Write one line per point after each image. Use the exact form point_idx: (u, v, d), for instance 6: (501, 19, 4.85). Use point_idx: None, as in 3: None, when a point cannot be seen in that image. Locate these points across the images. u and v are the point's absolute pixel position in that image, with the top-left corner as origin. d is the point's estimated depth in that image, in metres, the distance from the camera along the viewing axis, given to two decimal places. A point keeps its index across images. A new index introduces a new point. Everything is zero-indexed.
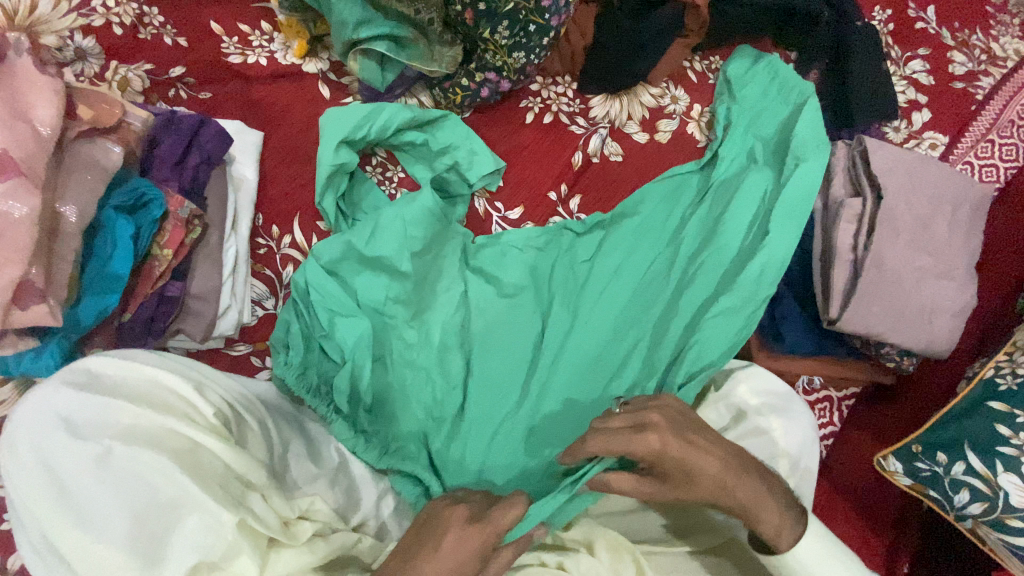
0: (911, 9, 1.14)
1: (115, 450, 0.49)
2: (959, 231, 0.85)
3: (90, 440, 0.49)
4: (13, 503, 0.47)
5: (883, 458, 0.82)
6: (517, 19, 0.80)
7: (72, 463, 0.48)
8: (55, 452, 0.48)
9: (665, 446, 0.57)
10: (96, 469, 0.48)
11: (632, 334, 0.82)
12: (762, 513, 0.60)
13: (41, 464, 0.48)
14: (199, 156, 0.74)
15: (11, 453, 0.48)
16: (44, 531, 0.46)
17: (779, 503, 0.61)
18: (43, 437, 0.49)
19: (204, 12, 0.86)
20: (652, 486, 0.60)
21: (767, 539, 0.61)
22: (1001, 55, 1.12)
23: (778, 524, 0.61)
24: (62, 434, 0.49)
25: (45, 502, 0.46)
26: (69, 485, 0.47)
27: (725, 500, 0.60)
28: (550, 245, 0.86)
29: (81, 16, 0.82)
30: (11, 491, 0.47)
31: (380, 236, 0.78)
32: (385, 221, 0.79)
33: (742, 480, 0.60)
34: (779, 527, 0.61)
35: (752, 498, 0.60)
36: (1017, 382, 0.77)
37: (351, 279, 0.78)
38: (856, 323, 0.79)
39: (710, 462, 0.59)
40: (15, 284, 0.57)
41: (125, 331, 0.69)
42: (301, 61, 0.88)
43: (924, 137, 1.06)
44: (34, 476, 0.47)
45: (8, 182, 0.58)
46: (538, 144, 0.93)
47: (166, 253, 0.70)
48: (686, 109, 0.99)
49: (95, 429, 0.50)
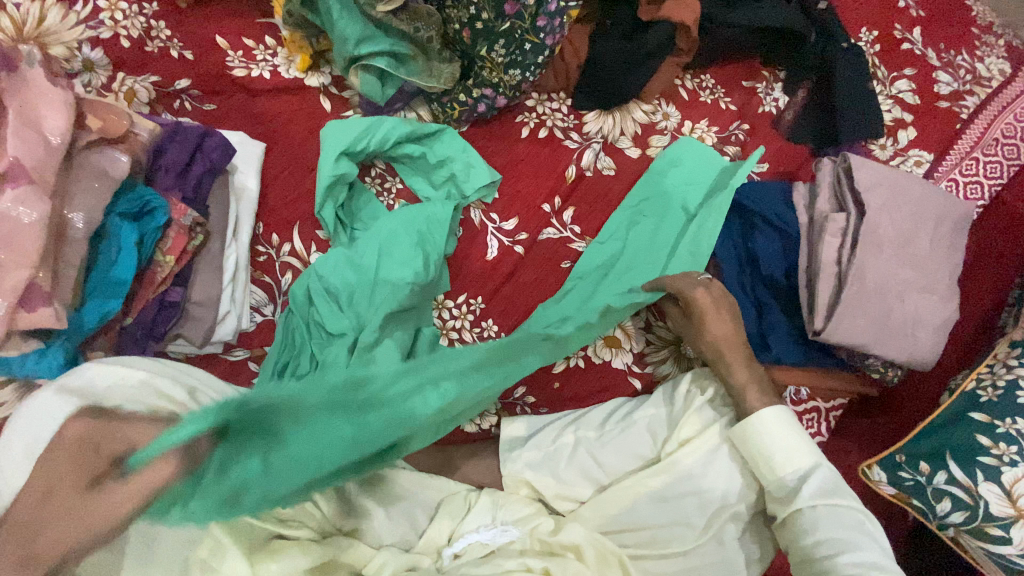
0: (898, 30, 1.17)
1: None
2: (942, 246, 0.88)
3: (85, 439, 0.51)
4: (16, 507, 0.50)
5: (868, 468, 0.83)
6: (514, 39, 0.84)
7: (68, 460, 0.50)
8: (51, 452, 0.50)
9: (705, 298, 0.78)
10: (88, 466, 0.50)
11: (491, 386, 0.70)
12: (734, 369, 0.76)
13: (38, 465, 0.50)
14: (202, 165, 0.76)
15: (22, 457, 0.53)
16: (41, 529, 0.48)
17: (751, 375, 0.75)
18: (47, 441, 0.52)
19: (210, 27, 0.89)
20: (684, 322, 0.83)
21: (738, 392, 0.74)
22: (985, 75, 1.16)
23: (743, 383, 0.74)
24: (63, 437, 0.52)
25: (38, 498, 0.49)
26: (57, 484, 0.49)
27: (716, 351, 0.77)
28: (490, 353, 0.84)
29: (90, 29, 0.85)
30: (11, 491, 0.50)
31: (386, 258, 0.82)
32: (388, 241, 0.83)
33: (738, 349, 0.77)
34: (747, 384, 0.74)
35: (734, 359, 0.76)
36: (997, 394, 0.79)
37: (348, 297, 0.80)
38: (840, 335, 0.81)
39: (724, 322, 0.78)
40: (23, 287, 0.59)
41: (126, 334, 0.71)
42: (303, 75, 0.90)
43: (910, 154, 1.09)
44: (34, 477, 0.50)
45: (18, 189, 0.60)
46: (532, 157, 0.96)
47: (168, 259, 0.72)
48: (677, 126, 1.02)
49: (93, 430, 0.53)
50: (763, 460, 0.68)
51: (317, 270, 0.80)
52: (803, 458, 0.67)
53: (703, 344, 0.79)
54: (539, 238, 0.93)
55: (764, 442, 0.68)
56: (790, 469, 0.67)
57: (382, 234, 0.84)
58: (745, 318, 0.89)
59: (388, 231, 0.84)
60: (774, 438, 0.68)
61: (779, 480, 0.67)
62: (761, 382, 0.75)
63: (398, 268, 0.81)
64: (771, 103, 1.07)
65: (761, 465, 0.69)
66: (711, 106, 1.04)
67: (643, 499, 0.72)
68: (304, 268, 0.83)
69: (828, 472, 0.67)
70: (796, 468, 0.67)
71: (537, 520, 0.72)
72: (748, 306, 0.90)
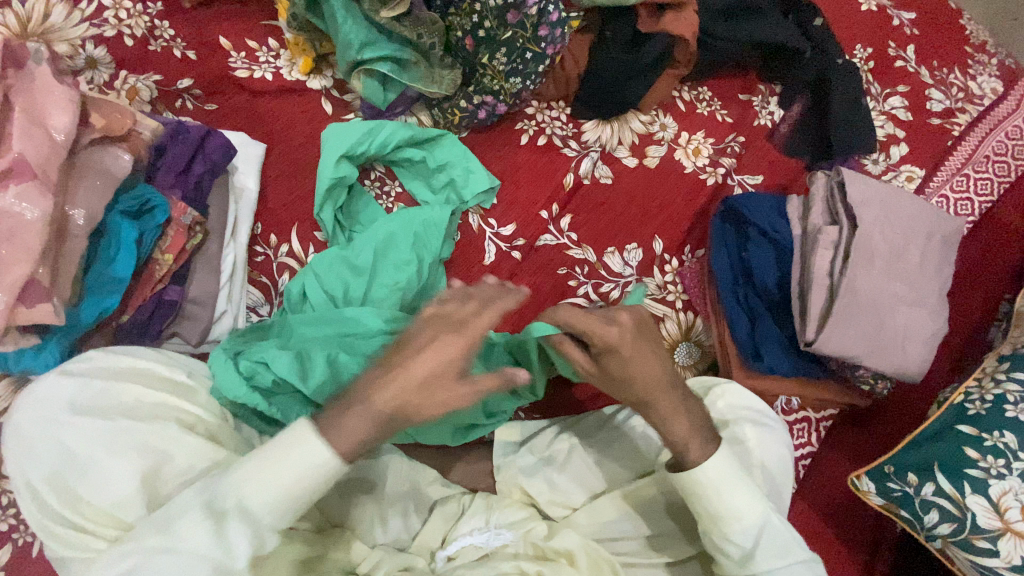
0: (892, 48, 1.20)
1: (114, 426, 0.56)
2: (932, 260, 0.89)
3: (95, 417, 0.56)
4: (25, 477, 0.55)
5: (857, 478, 0.84)
6: (515, 47, 0.85)
7: (78, 437, 0.55)
8: (64, 426, 0.55)
9: (621, 340, 0.63)
10: (103, 441, 0.55)
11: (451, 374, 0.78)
12: (672, 420, 0.64)
13: (51, 437, 0.55)
14: (203, 166, 0.76)
15: (22, 434, 0.56)
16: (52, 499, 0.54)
17: (690, 421, 0.64)
18: (52, 419, 0.56)
19: (213, 27, 0.90)
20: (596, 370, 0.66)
21: (679, 446, 0.63)
22: (977, 93, 1.18)
23: (687, 435, 0.63)
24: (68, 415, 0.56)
25: (55, 467, 0.55)
26: (77, 455, 0.55)
27: (647, 397, 0.64)
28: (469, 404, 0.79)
29: (94, 26, 0.85)
30: (27, 458, 0.55)
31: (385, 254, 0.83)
32: (389, 237, 0.84)
33: (666, 390, 0.64)
34: (689, 436, 0.63)
35: (668, 403, 0.64)
36: (985, 407, 0.81)
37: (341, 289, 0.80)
38: (832, 346, 0.82)
39: (648, 366, 0.64)
40: (22, 283, 0.59)
41: (122, 332, 0.71)
42: (305, 77, 0.91)
43: (901, 170, 1.11)
44: (50, 446, 0.55)
45: (22, 185, 0.60)
46: (530, 164, 0.97)
47: (167, 257, 0.72)
48: (674, 136, 1.03)
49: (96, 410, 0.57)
50: (712, 519, 0.62)
51: (313, 269, 0.80)
52: (754, 517, 0.61)
53: (627, 391, 0.65)
54: (536, 244, 0.94)
55: (714, 502, 0.61)
56: (741, 528, 0.61)
57: (378, 236, 0.84)
58: (737, 328, 0.90)
59: (387, 228, 0.84)
60: (727, 495, 0.61)
61: (726, 536, 0.61)
62: (700, 425, 0.64)
63: (393, 272, 0.82)
64: (767, 116, 1.09)
65: (710, 525, 0.62)
66: (708, 118, 1.06)
67: (636, 508, 0.73)
68: (302, 268, 0.83)
69: (778, 521, 0.63)
70: (747, 528, 0.61)
71: (530, 524, 0.72)
72: (742, 315, 0.91)
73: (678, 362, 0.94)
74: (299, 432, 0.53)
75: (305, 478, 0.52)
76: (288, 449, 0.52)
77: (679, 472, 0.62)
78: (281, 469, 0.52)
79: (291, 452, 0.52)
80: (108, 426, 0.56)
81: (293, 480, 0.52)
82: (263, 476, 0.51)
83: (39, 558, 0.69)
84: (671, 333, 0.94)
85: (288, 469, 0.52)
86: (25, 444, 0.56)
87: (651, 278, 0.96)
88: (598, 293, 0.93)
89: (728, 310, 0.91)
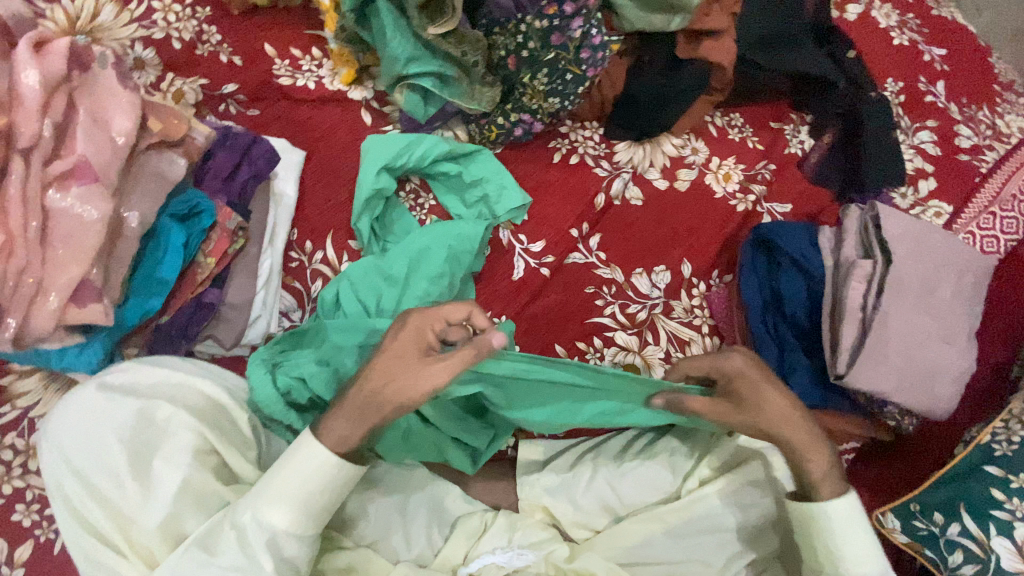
0: (922, 83, 1.20)
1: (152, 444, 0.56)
2: (962, 298, 0.89)
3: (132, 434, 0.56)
4: (61, 489, 0.55)
5: (881, 514, 0.84)
6: (557, 68, 0.86)
7: (114, 453, 0.55)
8: (102, 442, 0.55)
9: (747, 368, 0.65)
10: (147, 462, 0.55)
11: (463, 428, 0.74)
12: (810, 452, 0.64)
13: (87, 452, 0.55)
14: (248, 172, 0.78)
15: (61, 445, 0.56)
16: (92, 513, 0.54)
17: (827, 455, 0.65)
18: (92, 432, 0.56)
19: (259, 35, 0.91)
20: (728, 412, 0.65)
21: (816, 482, 0.64)
22: (1005, 131, 1.18)
23: (825, 467, 0.64)
24: (110, 430, 0.56)
25: (91, 484, 0.54)
26: (113, 473, 0.54)
27: (784, 434, 0.64)
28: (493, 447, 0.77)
29: (143, 28, 0.87)
30: (64, 472, 0.55)
31: (417, 263, 0.84)
32: (419, 246, 0.85)
33: (802, 422, 0.65)
34: (827, 472, 0.64)
35: (803, 437, 0.64)
36: (1012, 449, 0.80)
37: (371, 297, 0.81)
38: (863, 381, 0.82)
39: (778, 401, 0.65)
40: (75, 284, 0.59)
41: (160, 332, 0.72)
42: (347, 87, 0.92)
43: (930, 205, 1.11)
44: (86, 462, 0.55)
45: (84, 186, 0.61)
46: (563, 183, 0.98)
47: (210, 261, 0.74)
48: (705, 161, 1.04)
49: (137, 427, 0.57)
50: (824, 551, 0.64)
51: (348, 277, 0.81)
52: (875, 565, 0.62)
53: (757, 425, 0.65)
54: (565, 262, 0.94)
55: (830, 539, 0.63)
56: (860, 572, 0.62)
57: (413, 248, 0.84)
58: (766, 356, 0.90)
59: (418, 237, 0.85)
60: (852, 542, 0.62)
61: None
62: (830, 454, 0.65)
63: (424, 283, 0.82)
64: (797, 145, 1.09)
65: (824, 563, 0.64)
66: (739, 144, 1.06)
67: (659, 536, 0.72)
68: (334, 276, 0.83)
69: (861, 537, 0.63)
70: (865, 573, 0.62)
71: (552, 546, 0.72)
72: (770, 344, 0.91)
73: None
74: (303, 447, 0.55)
75: (313, 489, 0.54)
76: (289, 459, 0.54)
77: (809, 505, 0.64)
78: (289, 483, 0.54)
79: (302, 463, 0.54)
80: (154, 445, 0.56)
81: (297, 485, 0.54)
82: (281, 482, 0.54)
83: (60, 556, 0.69)
84: None
85: (297, 479, 0.54)
86: (61, 457, 0.55)
87: (678, 301, 0.96)
88: (624, 313, 0.93)
89: (756, 338, 0.91)
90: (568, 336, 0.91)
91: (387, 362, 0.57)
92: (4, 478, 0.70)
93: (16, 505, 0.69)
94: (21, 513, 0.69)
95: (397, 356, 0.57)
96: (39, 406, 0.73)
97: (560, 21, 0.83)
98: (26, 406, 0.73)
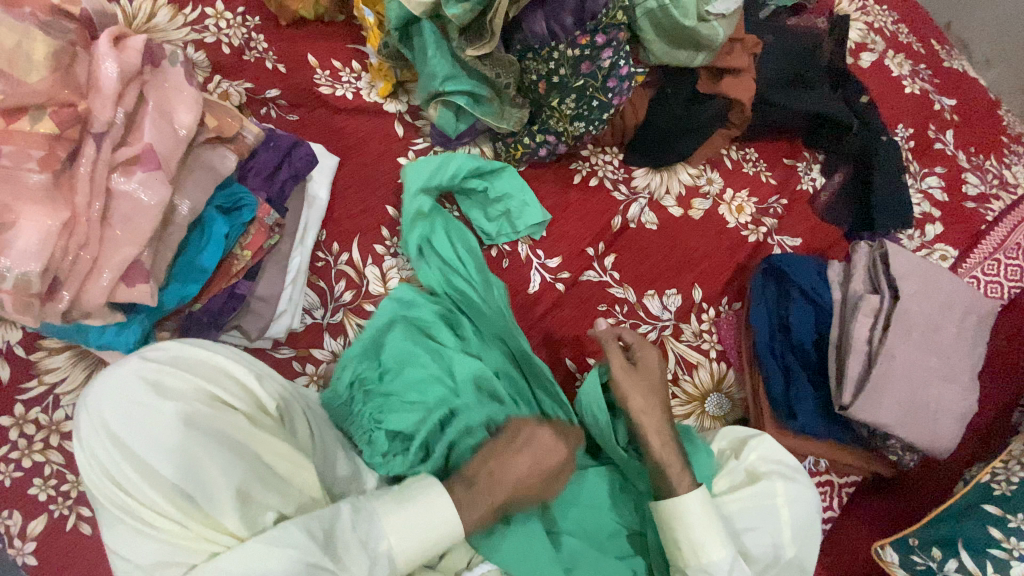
0: (932, 130, 1.24)
1: (202, 415, 0.54)
2: (966, 338, 0.91)
3: (178, 405, 0.54)
4: (94, 453, 0.53)
5: (880, 547, 0.84)
6: (584, 95, 0.90)
7: (153, 423, 0.53)
8: (148, 414, 0.53)
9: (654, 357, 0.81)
10: (187, 431, 0.53)
11: None
12: (666, 458, 0.74)
13: (131, 423, 0.53)
14: (288, 172, 0.82)
15: (96, 409, 0.54)
16: (127, 480, 0.52)
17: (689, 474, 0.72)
18: (127, 400, 0.53)
19: (304, 45, 0.96)
20: (632, 376, 0.78)
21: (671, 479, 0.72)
22: (1012, 182, 1.22)
23: (677, 474, 0.72)
24: (146, 400, 0.53)
25: (135, 455, 0.52)
26: (155, 444, 0.52)
27: (649, 427, 0.76)
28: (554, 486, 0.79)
29: (195, 32, 0.92)
30: (105, 442, 0.52)
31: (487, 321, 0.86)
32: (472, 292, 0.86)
33: (660, 430, 0.76)
34: (681, 471, 0.72)
35: (660, 445, 0.74)
36: (1011, 489, 0.82)
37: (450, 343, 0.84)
38: (867, 413, 0.84)
39: (650, 395, 0.78)
40: (127, 264, 0.62)
41: (192, 320, 0.75)
42: (382, 100, 0.97)
43: (935, 248, 1.14)
44: (129, 433, 0.52)
45: (147, 172, 0.64)
46: (582, 203, 1.01)
47: (246, 253, 0.77)
48: (719, 192, 1.07)
49: (177, 395, 0.55)
50: (690, 548, 0.69)
51: (416, 314, 0.84)
52: (717, 551, 0.68)
53: (641, 404, 0.77)
54: (580, 278, 0.97)
55: (693, 534, 0.69)
56: (714, 559, 0.68)
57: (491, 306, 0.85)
58: (772, 382, 0.92)
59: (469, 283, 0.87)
60: (698, 540, 0.69)
61: (700, 565, 0.68)
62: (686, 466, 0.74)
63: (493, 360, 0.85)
64: (809, 182, 1.13)
65: (687, 556, 0.69)
66: (753, 178, 1.10)
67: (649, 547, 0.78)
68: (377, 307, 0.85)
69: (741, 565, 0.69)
70: (722, 560, 0.68)
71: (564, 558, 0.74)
72: (777, 373, 0.93)
73: (707, 411, 0.95)
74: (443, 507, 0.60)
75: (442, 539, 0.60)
76: (428, 507, 0.60)
77: (671, 498, 0.70)
78: (426, 527, 0.59)
79: (433, 511, 0.60)
80: (192, 419, 0.54)
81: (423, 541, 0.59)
82: (412, 525, 0.59)
83: (72, 532, 0.71)
84: (703, 382, 0.96)
85: (435, 525, 0.59)
86: (102, 427, 0.53)
87: (688, 325, 0.98)
88: (635, 333, 0.96)
89: (764, 366, 0.93)
90: (580, 351, 0.94)
91: (528, 465, 0.70)
92: (25, 450, 0.72)
93: (33, 479, 0.71)
94: (37, 487, 0.71)
95: (546, 454, 0.71)
96: (65, 384, 0.76)
97: (592, 51, 0.87)
98: (52, 383, 0.75)
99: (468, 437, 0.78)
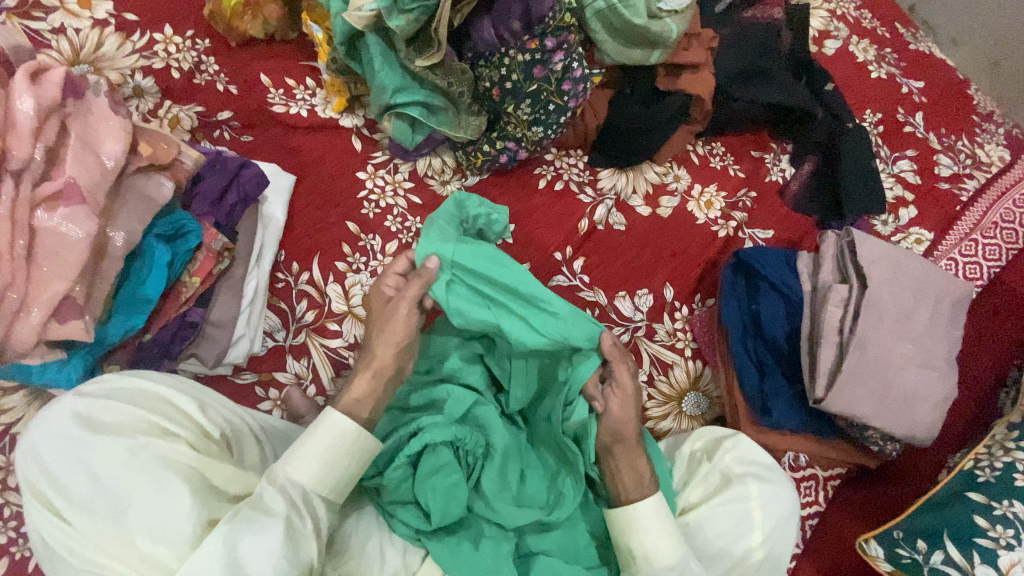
0: (901, 114, 1.23)
1: (141, 443, 0.53)
2: (940, 323, 0.90)
3: (117, 436, 0.53)
4: (34, 494, 0.51)
5: (864, 541, 0.83)
6: (539, 99, 0.89)
7: (89, 457, 0.51)
8: (83, 447, 0.52)
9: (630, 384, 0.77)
10: (127, 460, 0.51)
11: (496, 481, 0.75)
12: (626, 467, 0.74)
13: (68, 459, 0.51)
14: (236, 196, 0.81)
15: (35, 450, 0.53)
16: (68, 517, 0.50)
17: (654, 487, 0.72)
18: (64, 437, 0.52)
19: (256, 65, 0.95)
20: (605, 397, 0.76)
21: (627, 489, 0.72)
22: (985, 161, 1.21)
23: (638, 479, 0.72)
24: (85, 436, 0.52)
25: (72, 491, 0.50)
26: (95, 476, 0.51)
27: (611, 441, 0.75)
28: (524, 496, 0.76)
29: (144, 58, 0.91)
30: (40, 481, 0.51)
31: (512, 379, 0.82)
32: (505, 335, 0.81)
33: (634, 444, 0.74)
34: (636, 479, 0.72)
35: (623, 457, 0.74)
36: (994, 475, 0.80)
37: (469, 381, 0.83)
38: (842, 404, 0.83)
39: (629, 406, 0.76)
40: (57, 300, 0.62)
41: (143, 351, 0.74)
42: (338, 115, 0.96)
43: (910, 232, 1.13)
44: (65, 469, 0.51)
45: (70, 207, 0.63)
46: (548, 208, 1.00)
47: (194, 279, 0.76)
48: (687, 188, 1.06)
49: (115, 428, 0.54)
50: (642, 554, 0.68)
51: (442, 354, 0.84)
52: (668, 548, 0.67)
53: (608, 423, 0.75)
54: (549, 284, 0.96)
55: (643, 536, 0.68)
56: (665, 559, 0.67)
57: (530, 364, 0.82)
58: (745, 379, 0.91)
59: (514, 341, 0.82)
60: (649, 541, 0.68)
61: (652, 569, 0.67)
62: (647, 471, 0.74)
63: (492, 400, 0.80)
64: (778, 173, 1.11)
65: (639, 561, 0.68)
66: (721, 171, 1.09)
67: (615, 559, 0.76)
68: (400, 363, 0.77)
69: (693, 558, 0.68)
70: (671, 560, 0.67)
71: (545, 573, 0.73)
72: (752, 369, 0.91)
73: (685, 411, 0.94)
74: (285, 455, 0.58)
75: (330, 454, 0.59)
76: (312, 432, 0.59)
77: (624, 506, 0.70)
78: (310, 451, 0.58)
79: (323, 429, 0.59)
80: (129, 449, 0.52)
81: (320, 457, 0.58)
82: (302, 454, 0.58)
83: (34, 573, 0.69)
84: (679, 381, 0.95)
85: (318, 446, 0.59)
86: (40, 466, 0.52)
87: (661, 324, 0.97)
88: None
89: (737, 361, 0.92)
90: None
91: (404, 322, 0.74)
92: None
93: None
94: None
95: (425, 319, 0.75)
96: (20, 423, 0.74)
97: (542, 55, 0.87)
98: (7, 423, 0.73)
99: (435, 457, 0.73)
